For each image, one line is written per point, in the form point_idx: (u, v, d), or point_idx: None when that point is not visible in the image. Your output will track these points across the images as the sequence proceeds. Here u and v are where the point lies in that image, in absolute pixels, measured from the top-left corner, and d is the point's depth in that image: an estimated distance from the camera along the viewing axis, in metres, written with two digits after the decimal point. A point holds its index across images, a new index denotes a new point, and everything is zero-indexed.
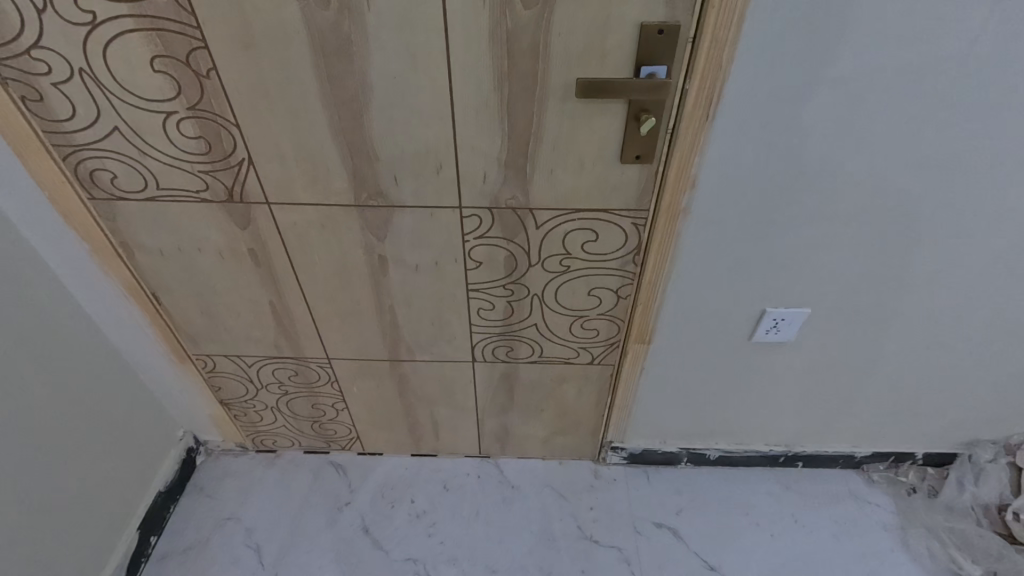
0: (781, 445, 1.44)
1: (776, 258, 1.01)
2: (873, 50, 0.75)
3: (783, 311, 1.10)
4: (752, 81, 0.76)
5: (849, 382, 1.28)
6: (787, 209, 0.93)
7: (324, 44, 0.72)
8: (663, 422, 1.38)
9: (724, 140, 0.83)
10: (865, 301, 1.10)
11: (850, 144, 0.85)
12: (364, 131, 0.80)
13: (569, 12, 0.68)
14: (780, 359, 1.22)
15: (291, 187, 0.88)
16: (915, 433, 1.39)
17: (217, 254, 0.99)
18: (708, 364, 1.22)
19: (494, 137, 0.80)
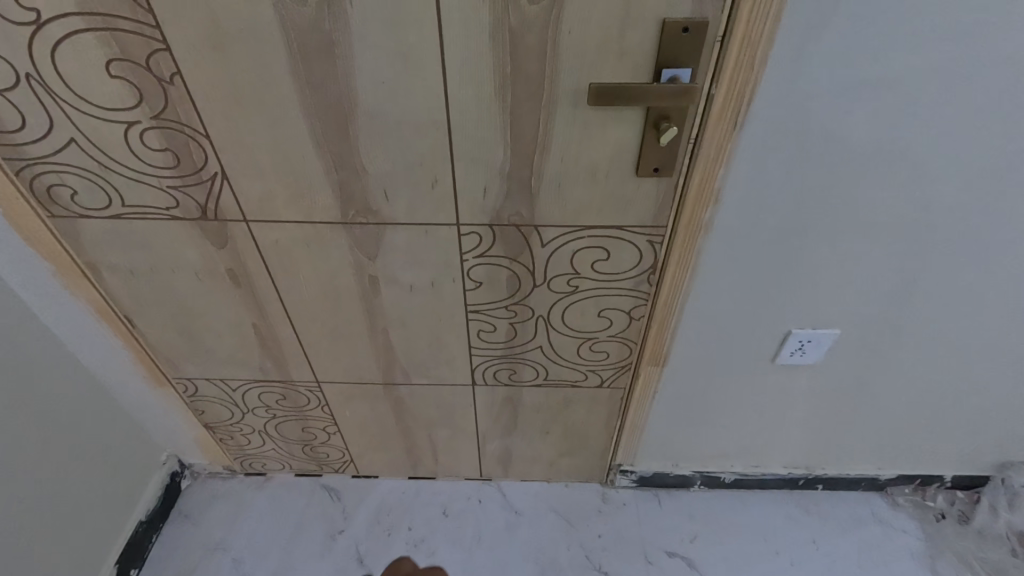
0: (800, 467, 1.36)
1: (803, 276, 0.93)
2: (924, 49, 0.66)
3: (809, 332, 1.02)
4: (784, 85, 0.68)
5: (875, 402, 1.19)
6: (818, 223, 0.84)
7: (300, 44, 0.63)
8: (675, 444, 1.30)
9: (752, 149, 0.74)
10: (897, 320, 1.02)
11: (893, 152, 0.76)
12: (349, 141, 0.72)
13: (581, 7, 0.59)
14: (803, 380, 1.13)
15: (270, 203, 0.79)
16: (943, 455, 1.31)
17: (193, 276, 0.90)
18: (725, 386, 1.14)
19: (496, 148, 0.72)
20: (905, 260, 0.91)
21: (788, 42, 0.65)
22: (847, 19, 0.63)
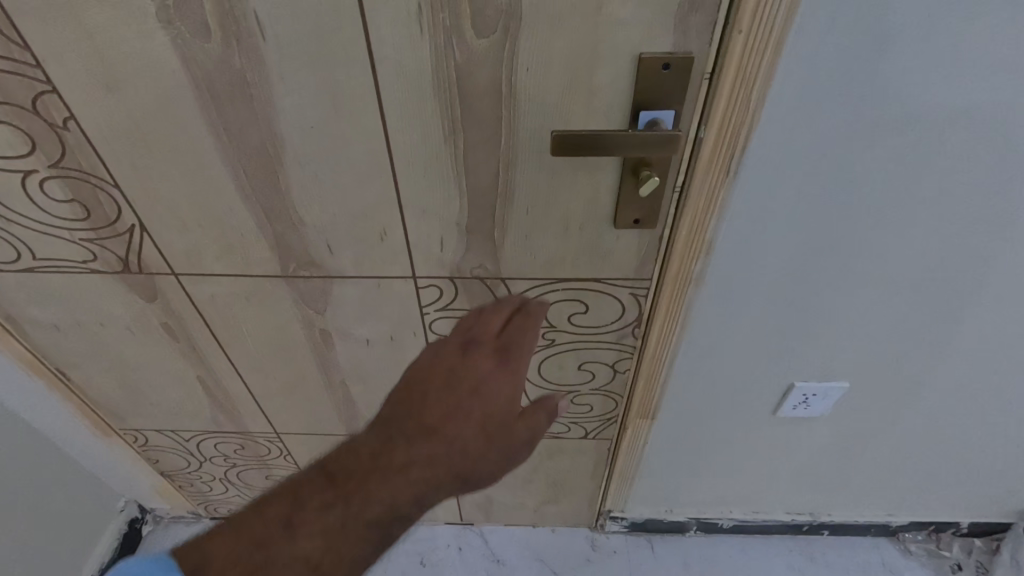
0: (805, 513, 1.26)
1: (809, 327, 0.83)
2: (953, 84, 0.56)
3: (814, 386, 0.92)
4: (786, 125, 0.59)
5: (887, 449, 1.09)
6: (826, 273, 0.74)
7: (210, 86, 0.53)
8: (668, 491, 1.20)
9: (748, 194, 0.65)
10: (913, 369, 0.92)
11: (913, 197, 0.66)
12: (280, 191, 0.62)
13: (539, 41, 0.49)
14: (808, 429, 1.03)
15: (199, 257, 0.69)
16: (961, 501, 1.21)
17: (125, 329, 0.81)
18: (722, 434, 1.05)
19: (450, 198, 0.62)
20: (923, 309, 0.81)
21: (789, 77, 0.55)
22: (859, 52, 0.53)
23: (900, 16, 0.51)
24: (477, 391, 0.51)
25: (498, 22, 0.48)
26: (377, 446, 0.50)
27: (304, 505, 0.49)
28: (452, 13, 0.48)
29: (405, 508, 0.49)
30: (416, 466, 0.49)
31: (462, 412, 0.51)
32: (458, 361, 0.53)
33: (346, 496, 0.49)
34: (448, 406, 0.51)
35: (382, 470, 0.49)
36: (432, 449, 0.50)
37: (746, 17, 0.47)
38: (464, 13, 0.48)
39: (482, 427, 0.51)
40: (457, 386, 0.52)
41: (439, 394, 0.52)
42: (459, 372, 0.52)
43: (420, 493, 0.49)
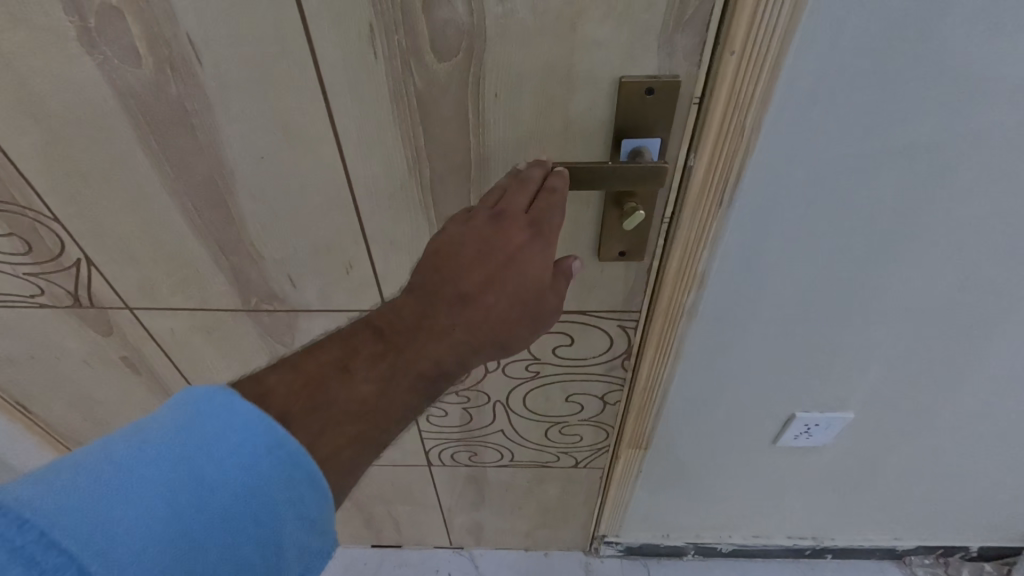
0: (808, 537, 1.21)
1: (809, 354, 0.78)
2: (971, 107, 0.50)
3: (817, 416, 0.88)
4: (784, 151, 0.53)
5: (894, 476, 1.04)
6: (828, 301, 0.70)
7: (147, 115, 0.48)
8: (664, 516, 1.15)
9: (744, 221, 0.60)
10: (921, 398, 0.87)
11: (924, 226, 0.61)
12: (234, 224, 0.57)
13: (508, 64, 0.44)
14: (810, 456, 0.99)
15: (153, 291, 0.65)
16: (971, 526, 1.16)
17: (83, 363, 0.76)
18: (720, 461, 1.00)
19: (419, 230, 0.57)
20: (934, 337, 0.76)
21: (789, 99, 0.50)
22: (866, 73, 0.48)
23: (913, 36, 0.46)
24: (509, 266, 0.45)
25: (460, 45, 0.43)
26: (421, 309, 0.45)
27: (355, 355, 0.42)
28: (408, 35, 0.42)
29: (450, 366, 0.45)
30: (459, 330, 0.45)
31: (498, 282, 0.45)
32: (488, 232, 0.46)
33: (395, 348, 0.43)
34: (486, 274, 0.45)
35: (428, 329, 0.45)
36: (472, 315, 0.45)
37: (739, 37, 0.42)
38: (421, 35, 0.42)
39: (522, 297, 0.46)
40: (494, 255, 0.45)
41: (477, 261, 0.45)
42: (492, 245, 0.45)
43: (462, 356, 0.45)
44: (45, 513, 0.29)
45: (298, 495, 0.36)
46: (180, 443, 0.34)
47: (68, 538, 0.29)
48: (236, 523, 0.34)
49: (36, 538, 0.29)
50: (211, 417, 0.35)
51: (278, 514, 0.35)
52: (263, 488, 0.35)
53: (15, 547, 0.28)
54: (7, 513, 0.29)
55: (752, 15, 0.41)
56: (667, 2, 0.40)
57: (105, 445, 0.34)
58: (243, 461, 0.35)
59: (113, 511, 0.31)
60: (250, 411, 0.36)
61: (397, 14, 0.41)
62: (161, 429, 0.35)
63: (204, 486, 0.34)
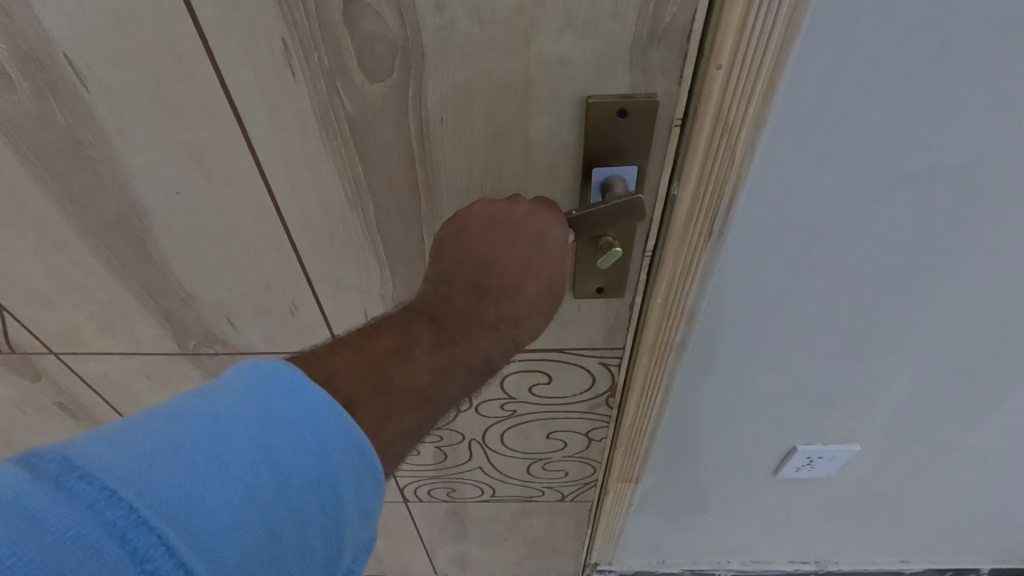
0: (810, 562, 1.15)
1: (811, 391, 0.70)
2: (1006, 134, 0.42)
3: (819, 449, 0.80)
4: (780, 181, 0.45)
5: (906, 507, 0.97)
6: (830, 341, 0.62)
7: (35, 146, 0.41)
8: (659, 544, 1.09)
9: (736, 262, 0.51)
10: (937, 434, 0.79)
11: (941, 265, 0.53)
12: (156, 264, 0.49)
13: (451, 84, 0.37)
14: (816, 489, 0.91)
15: (78, 335, 0.57)
16: (984, 549, 1.10)
17: (14, 408, 0.69)
18: (718, 494, 0.92)
19: (368, 268, 0.50)
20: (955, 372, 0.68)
21: (789, 128, 0.41)
22: (883, 99, 0.40)
23: (936, 45, 0.37)
24: (541, 244, 0.39)
25: (394, 61, 0.36)
26: (470, 299, 0.39)
27: (414, 343, 0.38)
28: (331, 51, 0.35)
29: (497, 360, 0.40)
30: (504, 322, 0.39)
31: (534, 265, 0.39)
32: (509, 217, 0.40)
33: (450, 339, 0.39)
34: (524, 259, 0.39)
35: (477, 320, 0.39)
36: (513, 307, 0.40)
37: (726, 48, 0.34)
38: (346, 52, 0.35)
39: (553, 290, 0.40)
40: (526, 241, 0.39)
41: (510, 247, 0.39)
42: (522, 225, 0.40)
43: (506, 351, 0.41)
44: (126, 486, 0.26)
45: (363, 488, 0.33)
46: (253, 417, 0.31)
47: (155, 511, 0.26)
48: (305, 513, 0.30)
49: (124, 513, 0.26)
50: (284, 397, 0.31)
51: (346, 506, 0.32)
52: (331, 478, 0.31)
53: (101, 523, 0.25)
54: (85, 482, 0.26)
55: (741, 22, 0.33)
56: (639, 8, 0.33)
57: (171, 415, 0.30)
58: (315, 448, 0.31)
59: (194, 491, 0.28)
60: (317, 394, 0.32)
61: (314, 26, 0.34)
62: (238, 399, 0.31)
63: (279, 468, 0.30)
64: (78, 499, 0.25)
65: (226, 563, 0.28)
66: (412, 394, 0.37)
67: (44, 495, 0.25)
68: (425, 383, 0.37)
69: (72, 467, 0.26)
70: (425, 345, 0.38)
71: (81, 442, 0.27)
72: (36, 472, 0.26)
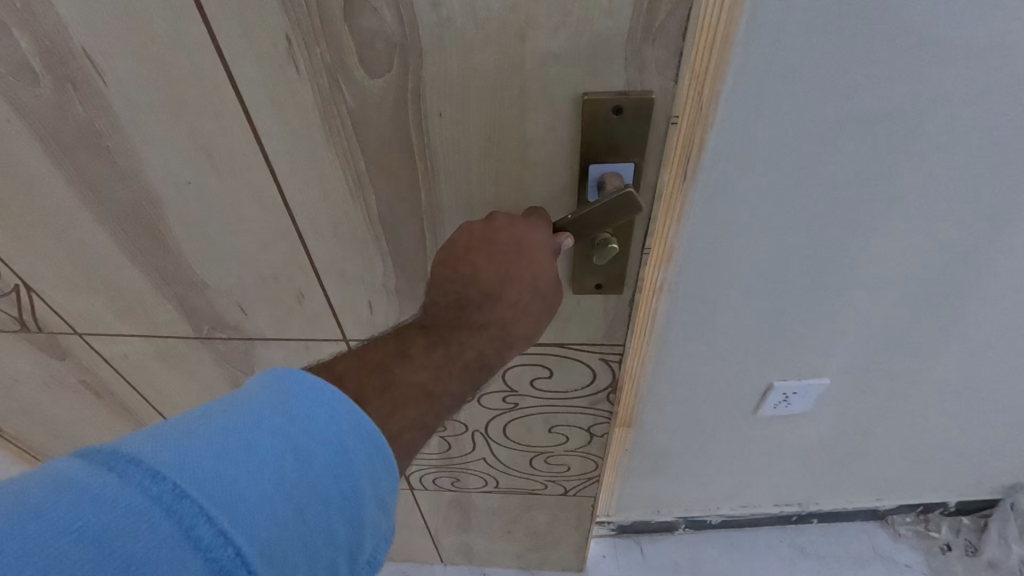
0: (793, 504, 1.11)
1: (799, 335, 0.68)
2: (976, 37, 0.42)
3: (793, 383, 0.76)
4: (751, 100, 0.44)
5: (887, 444, 0.94)
6: (804, 281, 0.61)
7: (57, 138, 0.43)
8: (646, 494, 1.07)
9: (712, 193, 0.51)
10: (911, 364, 0.76)
11: (908, 191, 0.52)
12: (171, 252, 0.52)
13: (448, 78, 0.37)
14: (797, 429, 0.88)
15: (98, 318, 0.60)
16: (961, 484, 1.07)
17: (42, 384, 0.73)
18: (714, 445, 0.91)
19: (371, 259, 0.51)
20: (944, 301, 0.66)
21: (756, 40, 0.41)
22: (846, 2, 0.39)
23: None
24: (520, 253, 0.41)
25: (391, 57, 0.36)
26: (455, 310, 0.41)
27: (410, 344, 0.39)
28: (331, 47, 0.36)
29: (492, 359, 0.41)
30: (492, 326, 0.40)
31: (516, 273, 0.40)
32: (489, 236, 0.41)
33: (443, 340, 0.40)
34: (504, 267, 0.40)
35: (467, 325, 0.40)
36: (501, 313, 0.40)
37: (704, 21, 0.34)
38: (347, 50, 0.36)
39: (540, 292, 0.41)
40: (502, 252, 0.41)
41: (487, 260, 0.41)
42: (500, 242, 0.41)
43: (500, 351, 0.41)
44: (170, 466, 0.28)
45: (379, 476, 0.33)
46: (278, 412, 0.32)
47: (196, 490, 0.28)
48: (328, 501, 0.31)
49: (170, 488, 0.27)
50: (306, 396, 0.33)
51: (365, 495, 0.33)
52: (351, 468, 0.32)
53: (149, 497, 0.27)
54: (135, 465, 0.27)
55: None
56: (633, 6, 0.33)
57: (204, 415, 0.31)
58: (334, 440, 0.32)
59: (228, 473, 0.29)
60: (334, 391, 0.33)
61: (315, 23, 0.35)
62: (263, 399, 0.32)
63: (303, 457, 0.31)
64: (129, 477, 0.27)
65: (261, 539, 0.29)
66: (409, 388, 0.37)
67: (98, 477, 0.27)
68: (421, 377, 0.38)
69: (120, 455, 0.28)
70: (421, 346, 0.39)
71: (124, 437, 0.29)
72: (90, 458, 0.28)
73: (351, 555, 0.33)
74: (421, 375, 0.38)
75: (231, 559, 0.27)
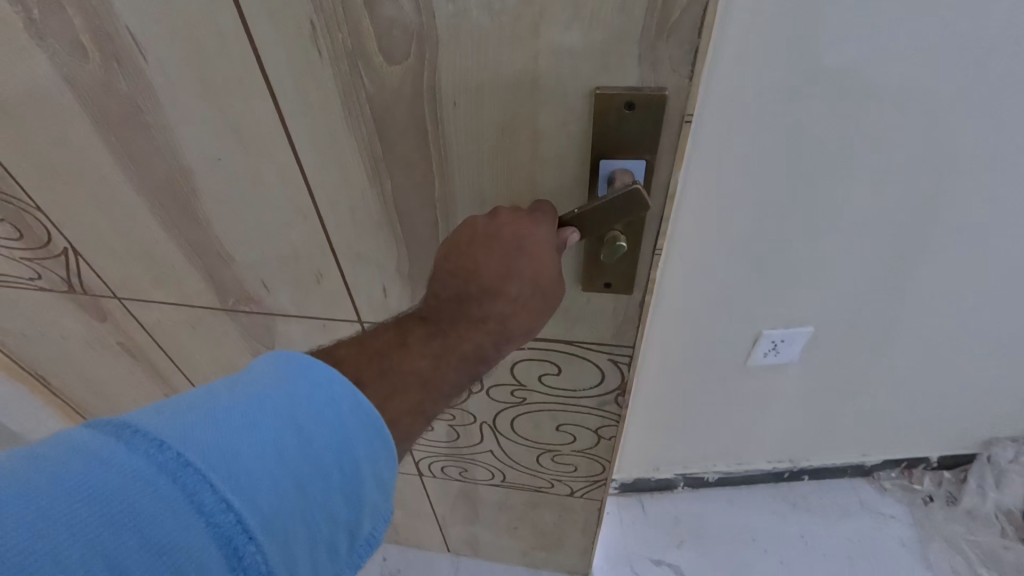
0: (784, 460, 1.15)
1: (806, 271, 0.74)
2: None
3: (781, 331, 0.82)
4: (752, 36, 0.50)
5: (870, 396, 0.99)
6: (790, 218, 0.66)
7: (103, 110, 0.46)
8: (646, 451, 1.11)
9: (721, 127, 0.57)
10: (889, 305, 0.80)
11: (881, 121, 0.58)
12: (201, 225, 0.55)
13: (462, 68, 0.38)
14: (783, 378, 0.92)
15: (135, 284, 0.64)
16: (941, 436, 1.11)
17: (83, 343, 0.77)
18: (718, 396, 0.96)
19: (385, 245, 0.52)
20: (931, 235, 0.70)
21: None
22: None
23: None
24: (521, 250, 0.40)
25: (409, 46, 0.37)
26: (453, 302, 0.41)
27: (409, 332, 0.40)
28: (353, 35, 0.37)
29: (489, 351, 0.41)
30: (490, 320, 0.40)
31: (516, 271, 0.40)
32: (493, 231, 0.41)
33: (441, 331, 0.40)
34: (503, 265, 0.40)
35: (466, 318, 0.40)
36: (499, 309, 0.40)
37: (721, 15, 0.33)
38: (367, 37, 0.37)
39: (539, 287, 0.41)
40: (503, 248, 0.40)
41: (488, 256, 0.40)
42: (503, 240, 0.41)
43: (497, 344, 0.41)
44: (175, 436, 0.28)
45: (378, 456, 0.34)
46: (278, 390, 0.32)
47: (199, 459, 0.28)
48: (326, 476, 0.32)
49: (174, 457, 0.28)
50: (305, 376, 0.33)
51: (362, 471, 0.33)
52: (349, 446, 0.33)
53: (153, 465, 0.27)
54: (142, 435, 0.28)
55: None
56: (646, 4, 0.33)
57: (209, 391, 0.32)
58: (332, 418, 0.32)
59: (230, 445, 0.29)
60: (333, 372, 0.34)
61: (337, 9, 0.36)
62: (264, 378, 0.33)
63: (302, 433, 0.31)
64: (136, 447, 0.28)
65: (261, 510, 0.29)
66: (406, 375, 0.37)
67: (107, 446, 0.28)
68: (418, 365, 0.38)
69: (129, 426, 0.29)
70: (420, 335, 0.40)
71: (133, 411, 0.30)
72: (100, 429, 0.29)
73: (349, 530, 0.33)
74: (418, 365, 0.38)
75: (234, 525, 0.28)
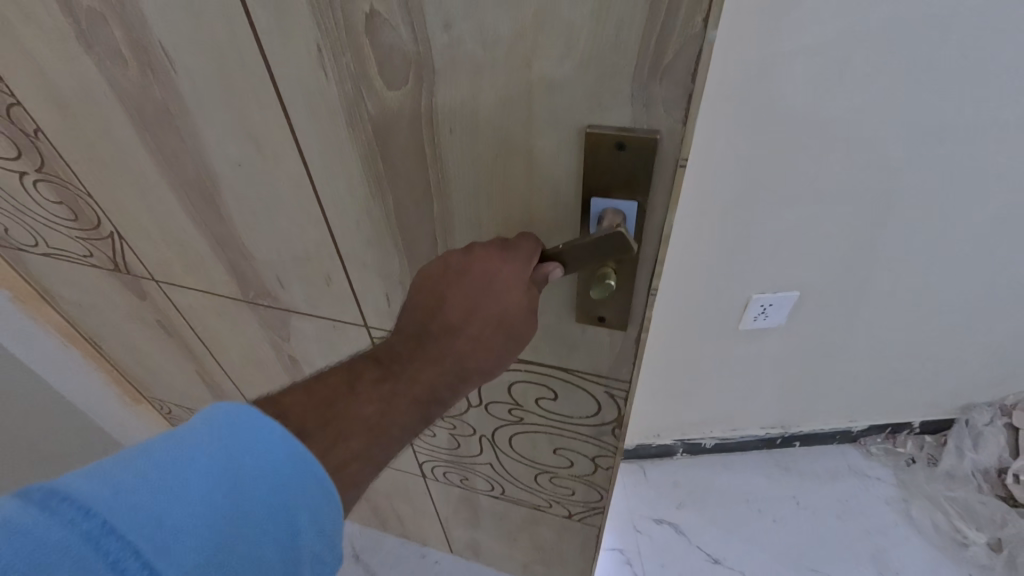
0: (777, 427, 1.36)
1: (787, 241, 0.95)
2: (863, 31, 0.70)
3: (769, 296, 1.03)
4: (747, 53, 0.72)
5: (848, 363, 1.21)
6: (771, 190, 0.87)
7: (140, 112, 0.50)
8: (652, 409, 1.30)
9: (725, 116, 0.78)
10: (858, 278, 1.02)
11: (835, 121, 0.79)
12: (225, 221, 0.58)
13: (457, 96, 0.38)
14: (770, 342, 1.13)
15: (170, 269, 0.69)
16: (913, 404, 1.34)
17: (128, 316, 0.84)
18: (719, 357, 1.17)
19: (387, 256, 0.54)
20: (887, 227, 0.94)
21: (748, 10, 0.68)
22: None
23: None
24: (488, 287, 0.41)
25: (408, 71, 0.38)
26: (415, 336, 0.41)
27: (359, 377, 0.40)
28: (355, 58, 0.38)
29: (443, 393, 0.41)
30: (448, 359, 0.41)
31: (479, 310, 0.41)
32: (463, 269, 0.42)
33: (391, 375, 0.40)
34: (468, 304, 0.41)
35: (420, 358, 0.41)
36: (458, 347, 0.41)
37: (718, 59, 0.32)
38: (367, 60, 0.38)
39: (503, 326, 0.41)
40: (472, 286, 0.41)
41: (455, 295, 0.41)
42: (473, 281, 0.41)
43: (452, 384, 0.41)
44: (102, 501, 0.28)
45: (319, 507, 0.34)
46: (217, 445, 0.32)
47: (126, 525, 0.28)
48: (262, 533, 0.31)
49: (99, 524, 0.27)
50: (246, 429, 0.33)
51: (301, 524, 0.33)
52: (287, 499, 0.33)
53: (75, 533, 0.26)
54: (66, 503, 0.27)
55: None
56: (640, 41, 0.32)
57: (142, 450, 0.31)
58: (271, 472, 0.32)
59: (160, 509, 0.29)
60: (273, 425, 0.34)
61: (340, 32, 0.37)
62: (202, 434, 0.32)
63: (239, 489, 0.31)
64: (57, 516, 0.27)
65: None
66: (353, 421, 0.38)
67: (25, 517, 0.26)
68: (365, 411, 0.39)
69: (52, 495, 0.27)
70: (369, 379, 0.40)
71: (58, 477, 0.28)
72: (19, 497, 0.27)
73: None
74: (367, 410, 0.39)
75: None
